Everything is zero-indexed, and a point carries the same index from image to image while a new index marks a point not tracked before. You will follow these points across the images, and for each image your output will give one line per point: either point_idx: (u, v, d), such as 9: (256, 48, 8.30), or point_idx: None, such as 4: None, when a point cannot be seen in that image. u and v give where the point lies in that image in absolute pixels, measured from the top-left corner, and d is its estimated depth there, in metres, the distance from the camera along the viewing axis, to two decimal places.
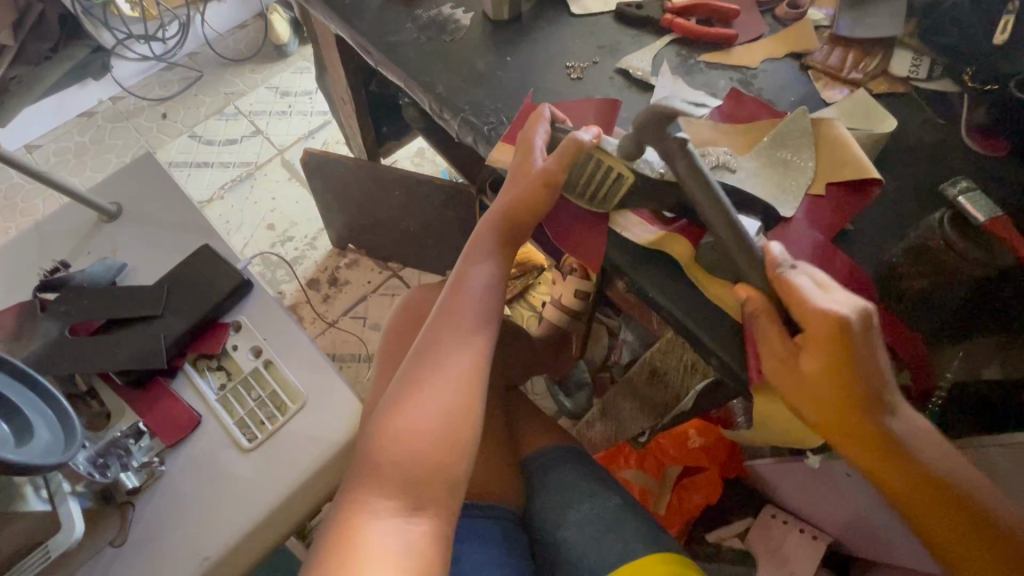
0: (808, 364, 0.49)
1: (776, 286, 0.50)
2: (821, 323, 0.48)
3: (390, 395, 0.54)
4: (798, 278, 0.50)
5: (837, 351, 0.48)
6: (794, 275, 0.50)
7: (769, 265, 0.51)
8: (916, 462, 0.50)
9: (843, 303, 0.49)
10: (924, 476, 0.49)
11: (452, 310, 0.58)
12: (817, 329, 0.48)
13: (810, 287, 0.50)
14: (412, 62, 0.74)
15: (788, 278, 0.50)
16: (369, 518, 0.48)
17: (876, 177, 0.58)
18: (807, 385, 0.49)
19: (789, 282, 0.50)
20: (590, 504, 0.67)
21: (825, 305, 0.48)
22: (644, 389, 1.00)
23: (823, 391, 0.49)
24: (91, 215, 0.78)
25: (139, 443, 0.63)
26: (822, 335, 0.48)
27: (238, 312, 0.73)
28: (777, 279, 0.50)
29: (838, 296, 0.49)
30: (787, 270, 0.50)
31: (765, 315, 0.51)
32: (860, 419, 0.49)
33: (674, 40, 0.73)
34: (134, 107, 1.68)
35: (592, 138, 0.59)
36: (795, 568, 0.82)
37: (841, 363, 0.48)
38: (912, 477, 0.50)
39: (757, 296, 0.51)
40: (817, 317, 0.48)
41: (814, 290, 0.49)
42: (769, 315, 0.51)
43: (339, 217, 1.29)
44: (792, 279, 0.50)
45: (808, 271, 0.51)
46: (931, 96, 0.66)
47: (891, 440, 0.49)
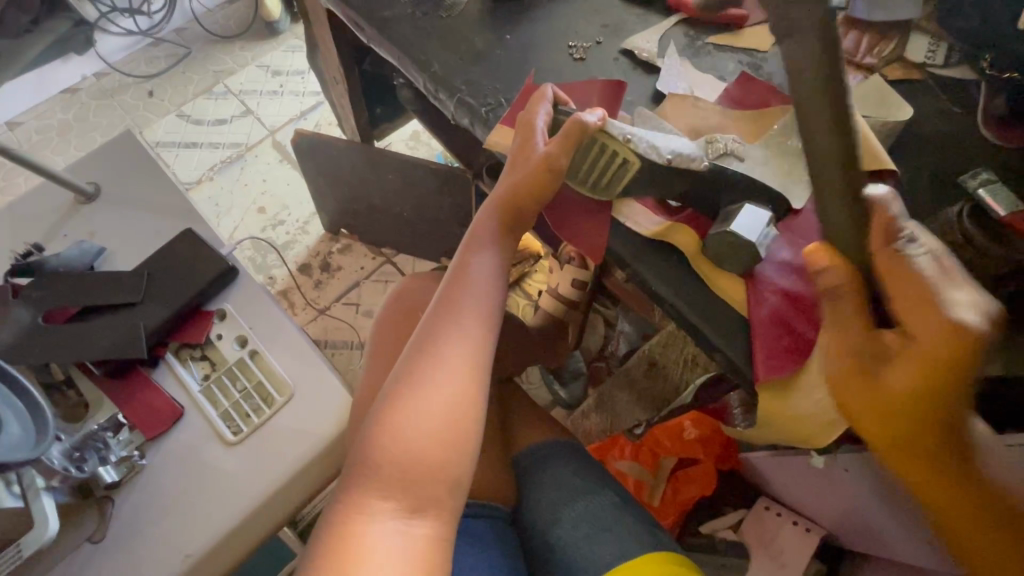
0: (897, 372, 0.43)
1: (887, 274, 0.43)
2: (937, 332, 0.41)
3: (389, 387, 0.52)
4: (919, 262, 0.42)
5: (946, 369, 0.41)
6: (915, 259, 0.42)
7: (883, 241, 0.43)
8: (986, 494, 0.44)
9: (973, 308, 0.41)
10: (996, 514, 0.44)
11: (455, 300, 0.55)
12: (933, 341, 0.41)
13: (935, 278, 0.42)
14: (407, 38, 0.70)
15: (900, 265, 0.42)
16: (365, 519, 0.46)
17: (890, 167, 0.56)
18: (882, 394, 0.44)
19: (907, 271, 0.42)
20: (586, 501, 0.65)
21: (954, 315, 0.40)
22: (642, 380, 1.04)
23: (897, 403, 0.43)
24: (68, 197, 0.75)
25: (116, 436, 0.61)
26: (931, 346, 0.41)
27: (223, 300, 0.71)
28: (888, 264, 0.43)
29: (969, 302, 0.41)
30: (907, 247, 0.42)
31: (854, 290, 0.44)
32: (934, 438, 0.43)
33: (682, 20, 0.70)
34: (119, 84, 1.62)
35: (597, 121, 0.56)
36: (788, 561, 0.81)
37: (940, 379, 0.41)
38: (982, 514, 0.44)
39: (840, 269, 0.44)
40: (934, 325, 0.41)
41: (938, 285, 0.41)
42: (861, 299, 0.44)
43: (331, 201, 1.26)
44: (906, 266, 0.42)
45: (931, 249, 0.43)
46: (947, 84, 0.64)
47: (969, 470, 0.44)
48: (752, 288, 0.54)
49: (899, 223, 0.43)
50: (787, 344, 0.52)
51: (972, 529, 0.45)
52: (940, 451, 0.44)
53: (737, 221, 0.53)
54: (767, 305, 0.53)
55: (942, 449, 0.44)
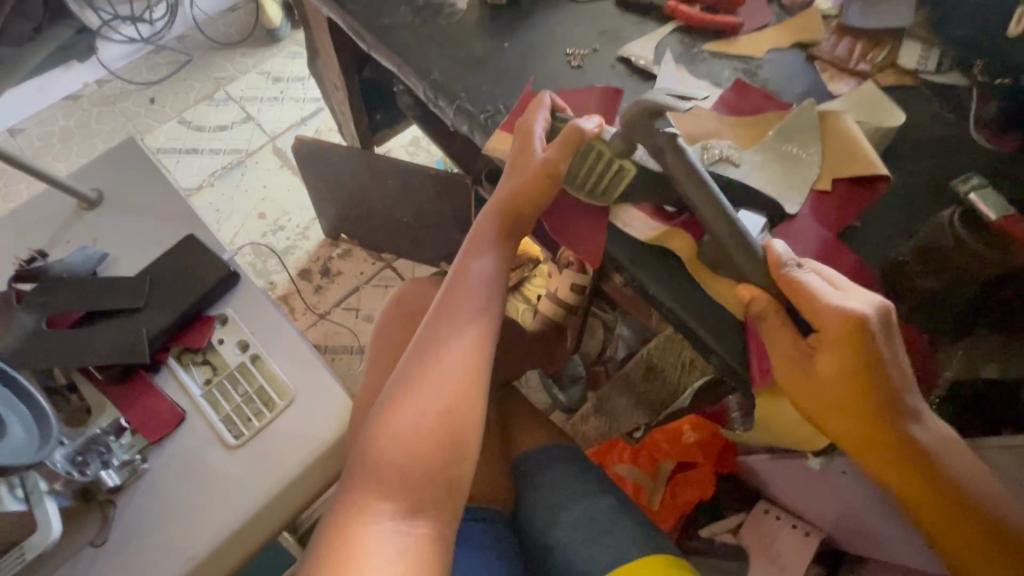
0: (823, 364, 0.49)
1: (791, 286, 0.50)
2: (838, 321, 0.47)
3: (389, 390, 0.52)
4: (806, 276, 0.50)
5: (854, 352, 0.47)
6: (802, 274, 0.50)
7: (778, 265, 0.51)
8: (931, 467, 0.49)
9: (859, 301, 0.48)
10: (937, 480, 0.49)
11: (454, 305, 0.56)
12: (834, 325, 0.48)
13: (823, 285, 0.49)
14: (407, 46, 0.71)
15: (796, 278, 0.50)
16: (366, 520, 0.46)
17: (882, 172, 0.57)
18: (821, 388, 0.49)
19: (799, 281, 0.49)
20: (585, 504, 0.66)
21: (843, 305, 0.48)
22: (639, 383, 1.06)
23: (833, 393, 0.48)
24: (70, 203, 0.76)
25: (119, 440, 0.62)
26: (836, 331, 0.48)
27: (225, 305, 0.71)
28: (789, 282, 0.50)
29: (854, 294, 0.49)
30: (796, 267, 0.50)
31: (773, 308, 0.51)
32: (870, 420, 0.48)
33: (678, 28, 0.71)
34: (120, 91, 1.63)
35: (595, 128, 0.58)
36: (786, 564, 0.81)
37: (854, 361, 0.48)
38: (921, 478, 0.49)
39: (760, 296, 0.51)
40: (833, 312, 0.48)
41: (826, 288, 0.49)
42: (777, 313, 0.51)
43: (331, 206, 1.27)
44: (799, 277, 0.50)
45: (815, 268, 0.51)
46: (939, 90, 0.64)
47: (904, 442, 0.48)
48: None
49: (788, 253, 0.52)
50: None
51: (929, 500, 0.49)
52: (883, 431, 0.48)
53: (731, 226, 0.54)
54: None
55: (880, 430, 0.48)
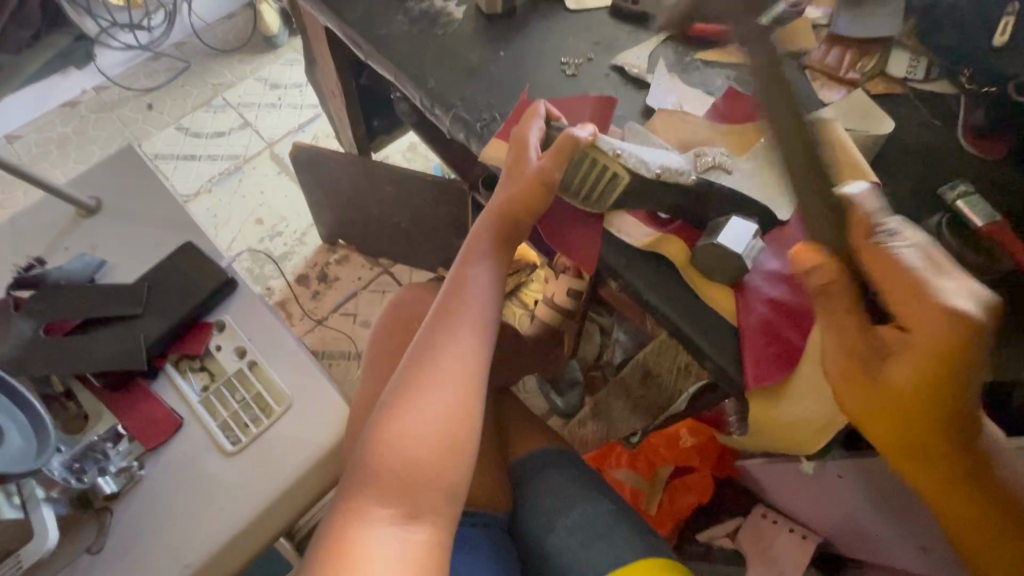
0: (897, 368, 0.47)
1: (879, 268, 0.46)
2: (934, 326, 0.44)
3: (386, 397, 0.53)
4: (904, 255, 0.46)
5: (946, 359, 0.44)
6: (900, 253, 0.46)
7: (866, 234, 0.47)
8: (977, 480, 0.49)
9: (968, 299, 0.45)
10: (977, 483, 0.49)
11: (452, 311, 0.56)
12: (931, 325, 0.44)
13: (924, 271, 0.46)
14: (404, 55, 0.72)
15: (891, 257, 0.46)
16: (365, 526, 0.46)
17: (873, 180, 0.58)
18: (888, 390, 0.47)
19: (896, 264, 0.46)
20: (582, 509, 0.66)
21: (952, 305, 0.44)
22: (636, 389, 1.04)
23: (894, 399, 0.47)
24: (68, 210, 0.76)
25: (116, 447, 0.61)
26: (931, 331, 0.45)
27: (222, 311, 0.72)
28: (877, 257, 0.46)
29: (955, 287, 0.45)
30: (892, 243, 0.46)
31: (846, 285, 0.47)
32: (930, 431, 0.47)
33: (671, 37, 0.72)
34: (118, 98, 1.64)
35: (589, 136, 0.58)
36: (784, 568, 0.82)
37: (940, 368, 0.45)
38: (964, 479, 0.48)
39: (827, 266, 0.47)
40: (930, 310, 0.44)
41: (925, 273, 0.46)
42: (854, 299, 0.48)
43: (328, 213, 1.27)
44: (895, 257, 0.46)
45: (917, 244, 0.47)
46: (927, 98, 0.66)
47: (958, 445, 0.48)
48: (740, 298, 0.55)
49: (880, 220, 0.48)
50: (776, 352, 0.54)
51: (971, 513, 0.49)
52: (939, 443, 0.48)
53: (724, 235, 0.54)
54: (758, 313, 0.54)
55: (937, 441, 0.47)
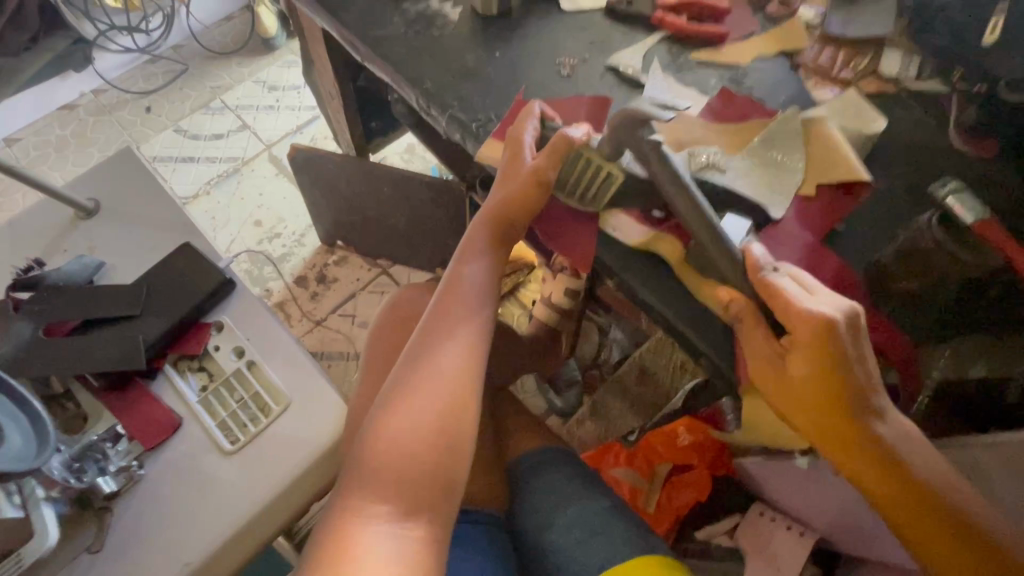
0: (794, 365, 0.50)
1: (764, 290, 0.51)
2: (806, 326, 0.48)
3: (384, 395, 0.53)
4: (781, 280, 0.50)
5: (823, 353, 0.48)
6: (777, 278, 0.51)
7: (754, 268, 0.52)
8: (895, 465, 0.50)
9: (829, 305, 0.49)
10: (899, 473, 0.50)
11: (448, 311, 0.57)
12: (804, 329, 0.48)
13: (796, 290, 0.50)
14: (401, 57, 0.72)
15: (771, 281, 0.50)
16: (362, 521, 0.47)
17: (864, 178, 0.59)
18: (791, 388, 0.50)
19: (773, 285, 0.50)
20: (579, 506, 0.66)
21: (811, 307, 0.48)
22: (633, 387, 1.10)
23: (802, 393, 0.50)
24: (67, 212, 0.76)
25: (116, 446, 0.62)
26: (805, 334, 0.48)
27: (221, 312, 0.72)
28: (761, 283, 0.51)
29: (823, 298, 0.50)
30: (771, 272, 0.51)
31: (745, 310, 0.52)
32: (838, 418, 0.49)
33: (665, 37, 0.72)
34: (116, 101, 1.64)
35: (583, 136, 0.59)
36: (783, 566, 0.80)
37: (825, 361, 0.48)
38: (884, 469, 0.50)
39: (738, 297, 0.53)
40: (801, 317, 0.48)
41: (799, 292, 0.50)
42: (752, 316, 0.52)
43: (326, 214, 1.28)
44: (774, 281, 0.50)
45: (790, 272, 0.52)
46: (920, 96, 0.66)
47: (872, 440, 0.50)
48: None
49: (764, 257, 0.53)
50: None
51: (894, 490, 0.50)
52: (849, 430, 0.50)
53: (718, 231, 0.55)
54: None
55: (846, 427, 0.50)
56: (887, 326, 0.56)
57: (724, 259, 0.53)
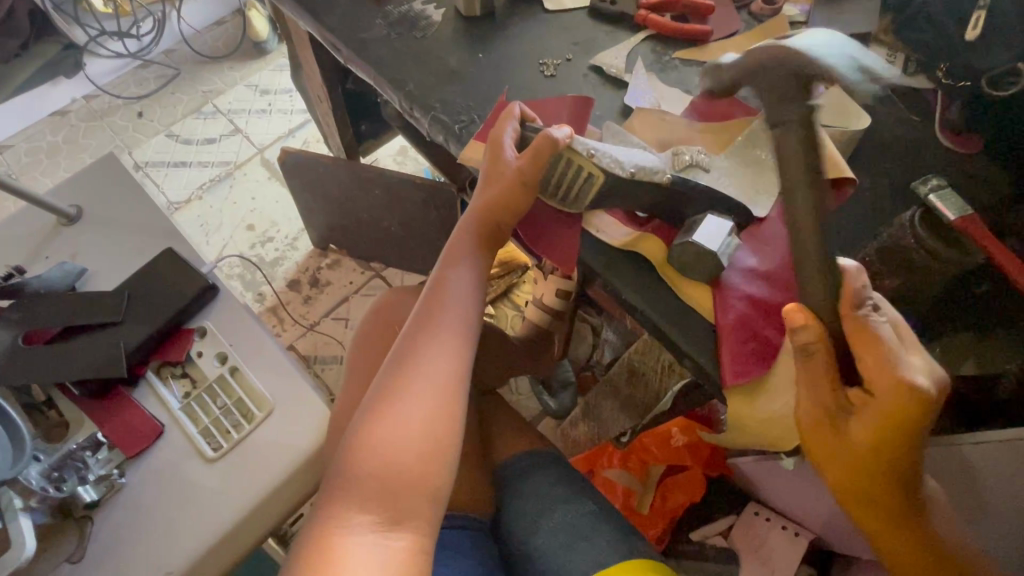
0: (858, 428, 0.46)
1: (857, 336, 0.44)
2: (893, 394, 0.43)
3: (368, 402, 0.53)
4: (880, 326, 0.44)
5: (896, 424, 0.44)
6: (877, 323, 0.44)
7: (851, 303, 0.45)
8: (916, 524, 0.49)
9: (923, 372, 0.44)
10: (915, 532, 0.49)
11: (433, 315, 0.56)
12: (891, 398, 0.44)
13: (893, 342, 0.44)
14: (383, 59, 0.72)
15: (869, 326, 0.44)
16: (345, 533, 0.46)
17: (849, 176, 0.57)
18: (844, 445, 0.47)
19: (875, 332, 0.44)
20: (565, 510, 0.66)
21: (910, 376, 0.43)
22: (624, 389, 1.08)
23: (853, 454, 0.47)
24: (49, 219, 0.76)
25: (95, 455, 0.62)
26: (888, 404, 0.44)
27: (204, 317, 0.71)
28: (857, 329, 0.44)
29: (916, 361, 0.45)
30: (871, 314, 0.44)
31: (825, 351, 0.46)
32: (879, 481, 0.47)
33: (649, 36, 0.72)
34: (108, 106, 1.64)
35: (563, 138, 0.57)
36: (778, 566, 0.80)
37: (895, 432, 0.44)
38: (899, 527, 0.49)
39: (813, 327, 0.45)
40: (889, 384, 0.44)
41: (896, 346, 0.44)
42: (829, 357, 0.46)
43: (318, 217, 1.27)
44: (875, 327, 0.44)
45: (889, 318, 0.46)
46: (904, 93, 0.66)
47: (903, 500, 0.48)
48: (719, 293, 0.55)
49: (863, 292, 0.45)
50: (753, 349, 0.53)
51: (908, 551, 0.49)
52: (890, 491, 0.48)
53: (698, 231, 0.54)
54: (734, 309, 0.54)
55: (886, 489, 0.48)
56: None
57: (820, 278, 0.45)
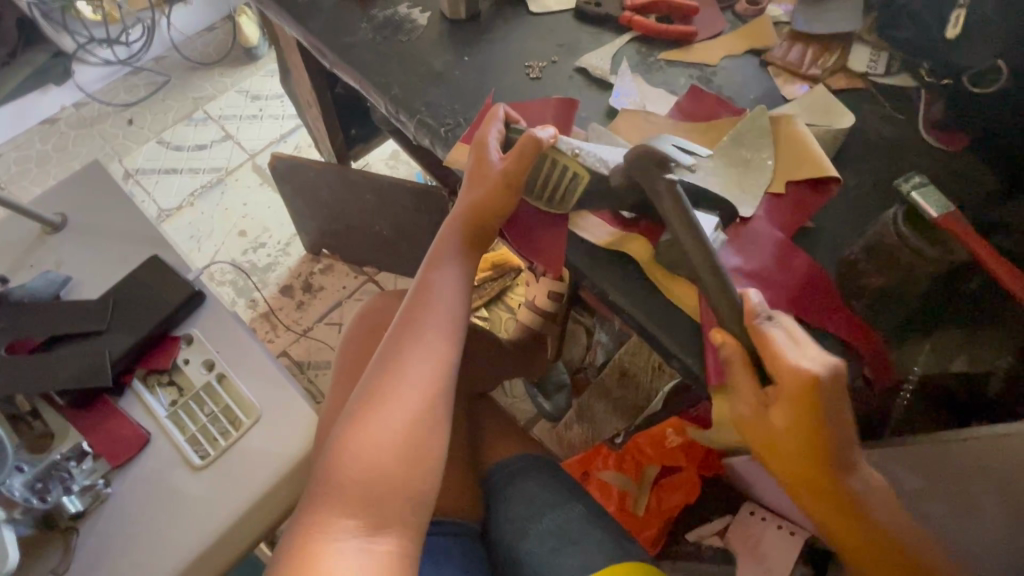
0: (777, 417, 0.46)
1: (755, 337, 0.47)
2: (794, 383, 0.44)
3: (351, 405, 0.52)
4: (772, 330, 0.47)
5: (807, 412, 0.44)
6: (771, 328, 0.47)
7: (747, 315, 0.48)
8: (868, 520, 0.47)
9: (816, 359, 0.45)
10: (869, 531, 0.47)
11: (417, 317, 0.56)
12: (790, 387, 0.45)
13: (785, 339, 0.46)
14: (369, 63, 0.72)
15: (762, 331, 0.47)
16: (330, 538, 0.46)
17: (833, 174, 0.58)
18: (770, 438, 0.47)
19: (766, 335, 0.46)
20: (554, 514, 0.66)
21: (800, 363, 0.44)
22: (615, 390, 1.09)
23: (784, 444, 0.46)
24: (34, 227, 0.75)
25: (80, 465, 0.61)
26: (791, 393, 0.45)
27: (190, 325, 0.71)
28: (755, 334, 0.47)
29: (810, 351, 0.46)
30: (764, 320, 0.47)
31: (736, 357, 0.48)
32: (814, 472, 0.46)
33: (635, 37, 0.72)
34: (97, 113, 1.63)
35: (549, 138, 0.58)
36: (773, 565, 0.77)
37: (807, 420, 0.45)
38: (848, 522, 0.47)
39: (734, 341, 0.49)
40: (786, 372, 0.45)
41: (787, 343, 0.46)
42: (744, 364, 0.48)
43: (310, 223, 1.27)
44: (765, 331, 0.46)
45: (783, 322, 0.48)
46: (888, 92, 0.66)
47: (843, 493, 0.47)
48: (705, 294, 0.55)
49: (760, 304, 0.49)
50: None
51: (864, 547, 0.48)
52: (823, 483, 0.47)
53: None
54: None
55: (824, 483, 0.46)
56: (862, 327, 0.55)
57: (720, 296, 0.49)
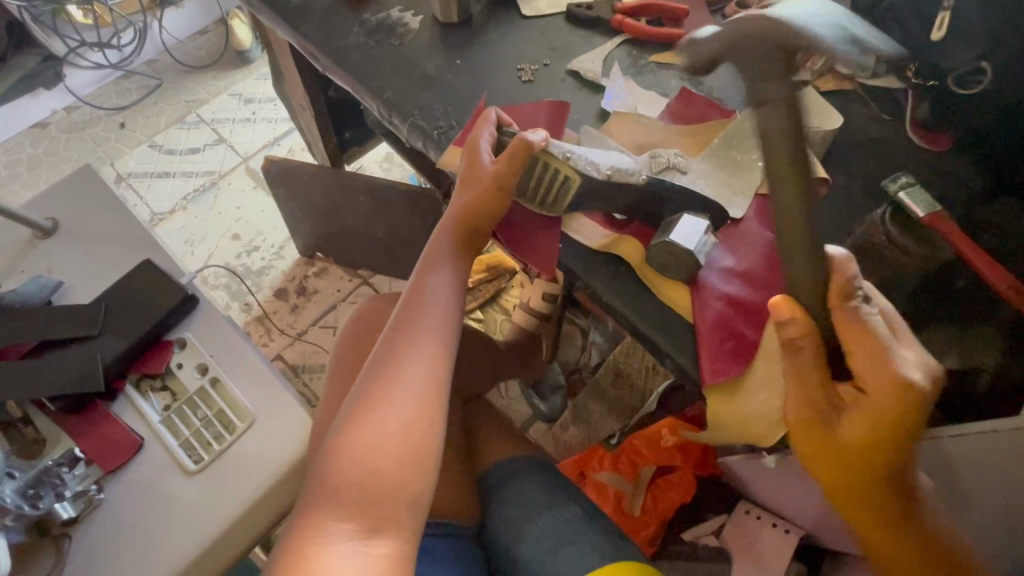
0: (853, 422, 0.46)
1: (848, 330, 0.46)
2: (888, 387, 0.45)
3: (346, 408, 0.53)
4: (873, 320, 0.46)
5: (895, 419, 0.45)
6: (870, 317, 0.46)
7: (839, 295, 0.46)
8: (921, 537, 0.47)
9: (916, 365, 0.46)
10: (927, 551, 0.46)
11: (412, 319, 0.56)
12: (883, 392, 0.45)
13: (886, 333, 0.46)
14: (361, 66, 0.72)
15: (864, 320, 0.46)
16: (326, 541, 0.46)
17: (821, 177, 0.59)
18: (836, 440, 0.47)
19: (866, 324, 0.46)
20: (550, 515, 0.66)
21: (902, 369, 0.45)
22: (611, 390, 1.08)
23: (851, 450, 0.46)
24: (25, 232, 0.75)
25: (72, 471, 0.61)
26: (882, 396, 0.45)
27: (182, 329, 0.71)
28: (851, 324, 0.46)
29: (908, 356, 0.46)
30: (862, 306, 0.46)
31: (814, 346, 0.46)
32: (873, 480, 0.46)
33: (626, 40, 0.73)
34: (88, 117, 1.62)
35: (541, 141, 0.59)
36: (771, 565, 0.80)
37: (891, 430, 0.45)
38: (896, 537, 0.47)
39: (801, 324, 0.46)
40: (883, 374, 0.45)
41: (889, 339, 0.46)
42: (819, 357, 0.47)
43: (304, 226, 1.27)
44: (867, 321, 0.46)
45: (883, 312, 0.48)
46: (875, 94, 0.67)
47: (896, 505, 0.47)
48: (697, 293, 0.56)
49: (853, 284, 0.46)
50: (731, 347, 0.54)
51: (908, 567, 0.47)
52: (881, 495, 0.46)
53: (676, 231, 0.55)
54: (713, 308, 0.55)
55: (882, 495, 0.46)
56: None
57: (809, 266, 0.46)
